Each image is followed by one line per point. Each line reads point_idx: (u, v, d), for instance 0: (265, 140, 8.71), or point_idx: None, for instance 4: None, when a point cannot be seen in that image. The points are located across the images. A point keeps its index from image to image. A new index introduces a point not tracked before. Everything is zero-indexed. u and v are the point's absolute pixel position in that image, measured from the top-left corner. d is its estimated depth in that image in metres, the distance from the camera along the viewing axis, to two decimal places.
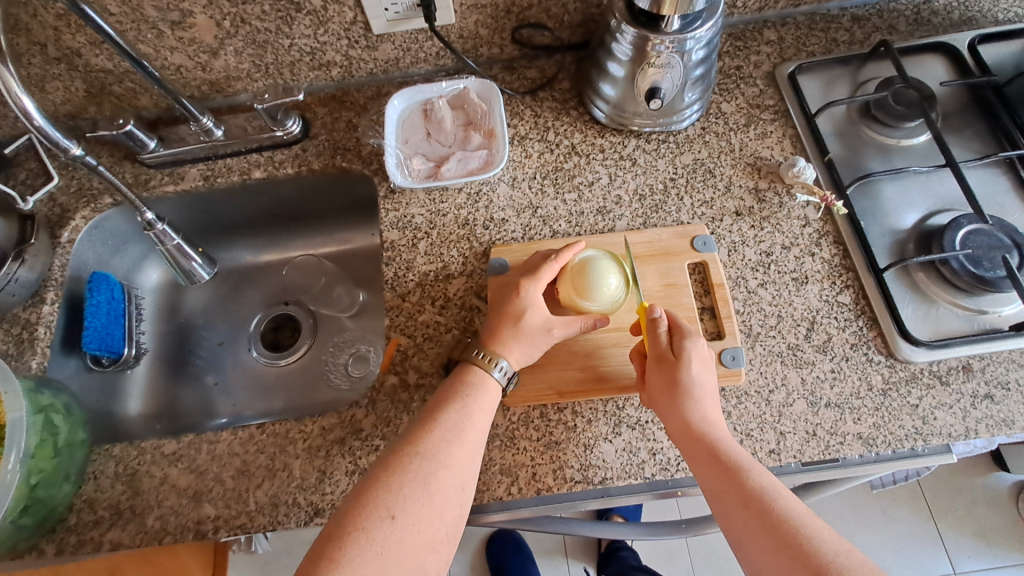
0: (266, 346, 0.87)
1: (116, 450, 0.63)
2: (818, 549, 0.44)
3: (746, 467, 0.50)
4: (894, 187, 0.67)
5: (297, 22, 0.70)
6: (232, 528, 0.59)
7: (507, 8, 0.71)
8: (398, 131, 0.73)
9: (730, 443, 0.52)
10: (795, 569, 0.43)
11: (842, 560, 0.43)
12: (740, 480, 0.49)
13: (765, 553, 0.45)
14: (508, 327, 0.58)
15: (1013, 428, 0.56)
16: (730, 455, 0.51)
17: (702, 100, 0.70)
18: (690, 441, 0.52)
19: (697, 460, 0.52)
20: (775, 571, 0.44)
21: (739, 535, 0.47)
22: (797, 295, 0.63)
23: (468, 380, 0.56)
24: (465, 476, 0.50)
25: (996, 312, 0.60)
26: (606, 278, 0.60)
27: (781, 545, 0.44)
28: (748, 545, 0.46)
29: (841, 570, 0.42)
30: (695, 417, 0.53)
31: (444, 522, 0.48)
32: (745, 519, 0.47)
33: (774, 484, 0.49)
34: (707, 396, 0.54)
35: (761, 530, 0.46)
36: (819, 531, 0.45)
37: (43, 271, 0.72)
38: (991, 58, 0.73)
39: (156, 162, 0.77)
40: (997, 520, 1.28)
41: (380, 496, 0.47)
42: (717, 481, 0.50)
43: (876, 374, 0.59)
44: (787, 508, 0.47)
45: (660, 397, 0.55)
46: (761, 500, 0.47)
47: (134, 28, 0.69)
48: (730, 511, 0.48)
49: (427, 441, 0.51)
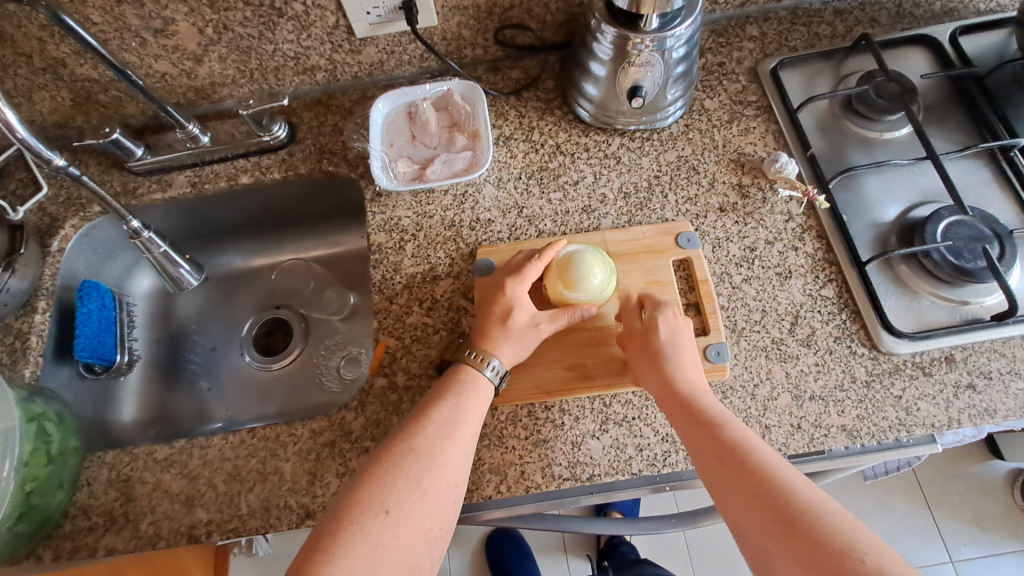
0: (258, 350, 0.88)
1: (109, 457, 0.64)
2: (793, 497, 0.44)
3: (724, 421, 0.51)
4: (877, 180, 0.67)
5: (279, 27, 0.70)
6: (224, 532, 0.59)
7: (489, 10, 0.72)
8: (383, 134, 0.74)
9: (710, 401, 0.53)
10: (767, 515, 0.44)
11: (817, 508, 0.43)
12: (716, 434, 0.50)
13: (740, 501, 0.46)
14: (495, 325, 0.58)
15: (995, 417, 0.57)
16: (709, 411, 0.52)
17: (685, 97, 0.70)
18: (669, 399, 0.54)
19: (677, 416, 0.53)
20: (750, 520, 0.45)
21: (716, 486, 0.48)
22: (781, 290, 0.63)
23: (460, 378, 0.56)
24: (458, 474, 0.51)
25: (978, 303, 0.60)
26: (592, 269, 0.60)
27: (756, 494, 0.45)
28: (725, 496, 0.47)
29: (812, 516, 0.43)
30: (673, 377, 0.55)
31: (437, 517, 0.48)
32: (721, 471, 0.48)
33: (752, 439, 0.50)
34: (685, 358, 0.56)
35: (736, 480, 0.47)
36: (795, 482, 0.45)
37: (34, 280, 0.72)
38: (972, 49, 0.73)
39: (144, 170, 0.78)
40: (993, 508, 1.29)
41: (374, 492, 0.47)
42: (695, 435, 0.51)
43: (860, 366, 0.59)
44: (763, 459, 0.47)
45: (638, 364, 0.57)
46: (737, 453, 0.48)
47: (117, 37, 0.69)
48: (708, 464, 0.49)
49: (421, 438, 0.51)
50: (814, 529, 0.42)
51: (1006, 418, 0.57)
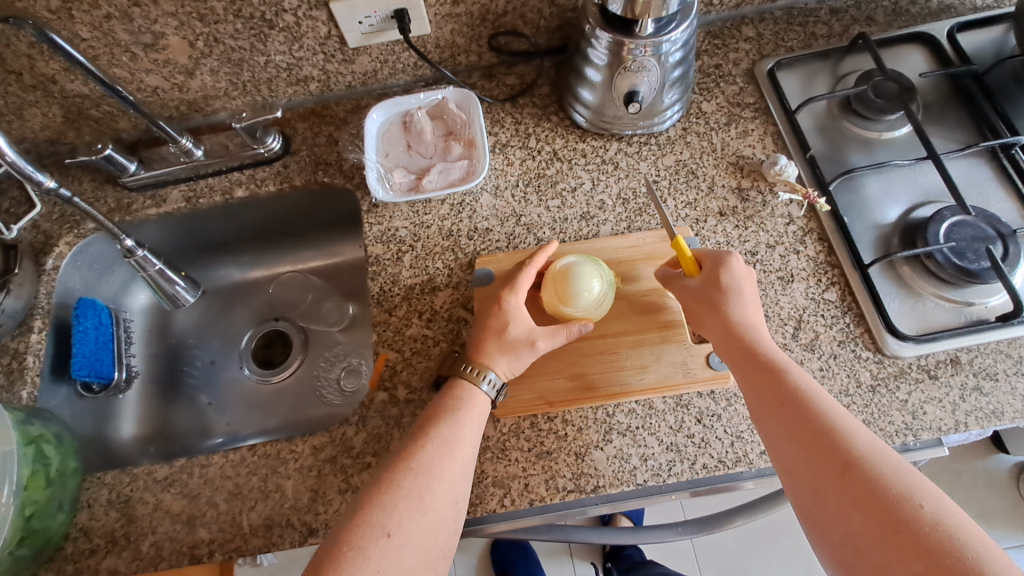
0: (257, 363, 0.87)
1: (109, 477, 0.63)
2: (852, 444, 0.44)
3: (786, 367, 0.50)
4: (877, 181, 0.66)
5: (271, 38, 0.69)
6: (226, 551, 0.59)
7: (483, 17, 0.71)
8: (378, 144, 0.73)
9: (771, 345, 0.53)
10: (826, 460, 0.44)
11: (878, 456, 0.43)
12: (779, 378, 0.49)
13: (796, 443, 0.46)
14: (492, 338, 0.57)
15: (1002, 419, 0.56)
16: (770, 356, 0.51)
17: (682, 101, 0.70)
18: (729, 342, 0.54)
19: (736, 359, 0.53)
20: (806, 462, 0.45)
21: (771, 428, 0.48)
22: (783, 294, 0.62)
23: (457, 394, 0.55)
24: (459, 491, 0.50)
25: (983, 304, 0.59)
26: (591, 282, 0.60)
27: (815, 438, 0.45)
28: (780, 438, 0.47)
29: (871, 464, 0.43)
30: (732, 323, 0.54)
31: (439, 537, 0.47)
32: (778, 413, 0.48)
33: (812, 385, 0.49)
34: (750, 305, 0.55)
35: (795, 424, 0.47)
36: (855, 429, 0.45)
37: (30, 300, 0.71)
38: (969, 46, 0.73)
39: (138, 185, 0.77)
40: (999, 502, 1.29)
41: (374, 515, 0.46)
42: (755, 376, 0.51)
43: (864, 371, 0.59)
44: (825, 405, 0.47)
45: (698, 312, 0.57)
46: (798, 398, 0.48)
47: (107, 52, 0.68)
48: (766, 406, 0.49)
49: (420, 456, 0.50)
50: (873, 476, 0.42)
51: (1014, 420, 0.56)
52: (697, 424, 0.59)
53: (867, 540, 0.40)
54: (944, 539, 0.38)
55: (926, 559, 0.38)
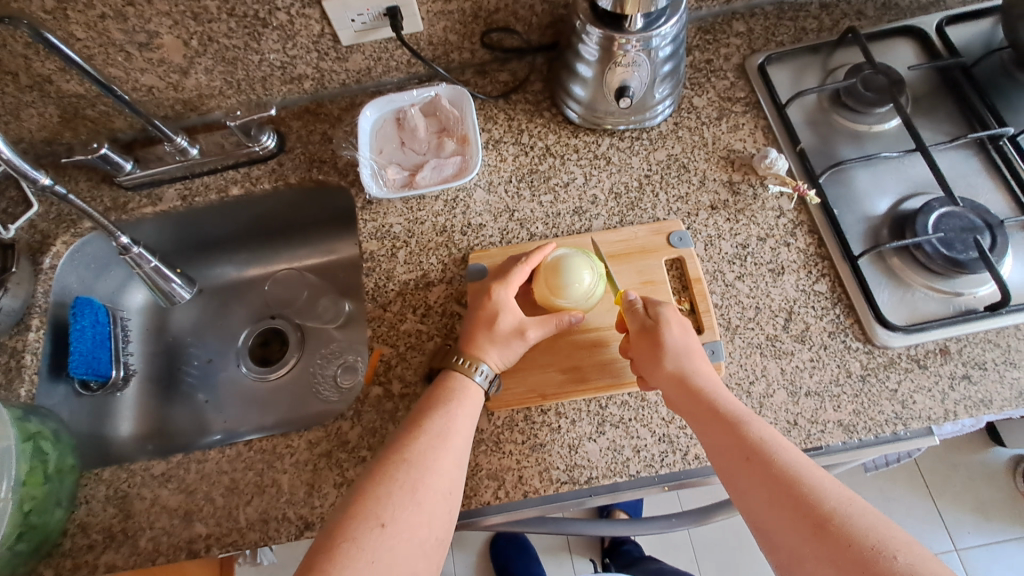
0: (255, 361, 0.87)
1: (106, 474, 0.64)
2: (821, 498, 0.43)
3: (745, 421, 0.50)
4: (867, 173, 0.67)
5: (264, 37, 0.70)
6: (223, 545, 0.59)
7: (475, 14, 0.71)
8: (372, 141, 0.73)
9: (728, 399, 0.53)
10: (797, 519, 0.43)
11: (847, 508, 0.43)
12: (740, 433, 0.49)
13: (767, 502, 0.45)
14: (483, 329, 0.58)
15: (991, 407, 0.57)
16: (728, 411, 0.51)
17: (673, 96, 0.70)
18: (684, 398, 0.53)
19: (695, 415, 0.52)
20: (778, 522, 0.44)
21: (739, 488, 0.47)
22: (774, 286, 0.63)
23: (450, 386, 0.56)
24: (452, 482, 0.51)
25: (971, 294, 0.60)
26: (581, 274, 0.60)
27: (783, 495, 0.44)
28: (750, 497, 0.46)
29: (843, 518, 0.42)
30: (684, 374, 0.54)
31: (434, 527, 0.48)
32: (744, 473, 0.47)
33: (774, 437, 0.49)
34: (696, 356, 0.56)
35: (762, 482, 0.46)
36: (822, 481, 0.45)
37: (27, 298, 0.72)
38: (958, 39, 0.73)
39: (134, 184, 0.77)
40: (995, 495, 1.29)
41: (369, 506, 0.47)
42: (717, 435, 0.50)
43: (854, 361, 0.59)
44: (787, 459, 0.46)
45: (647, 364, 0.56)
46: (760, 452, 0.47)
47: (102, 52, 0.69)
48: (731, 466, 0.48)
49: (413, 448, 0.51)
50: (845, 531, 0.41)
51: (1003, 408, 0.57)
52: None
53: None
54: None
55: None
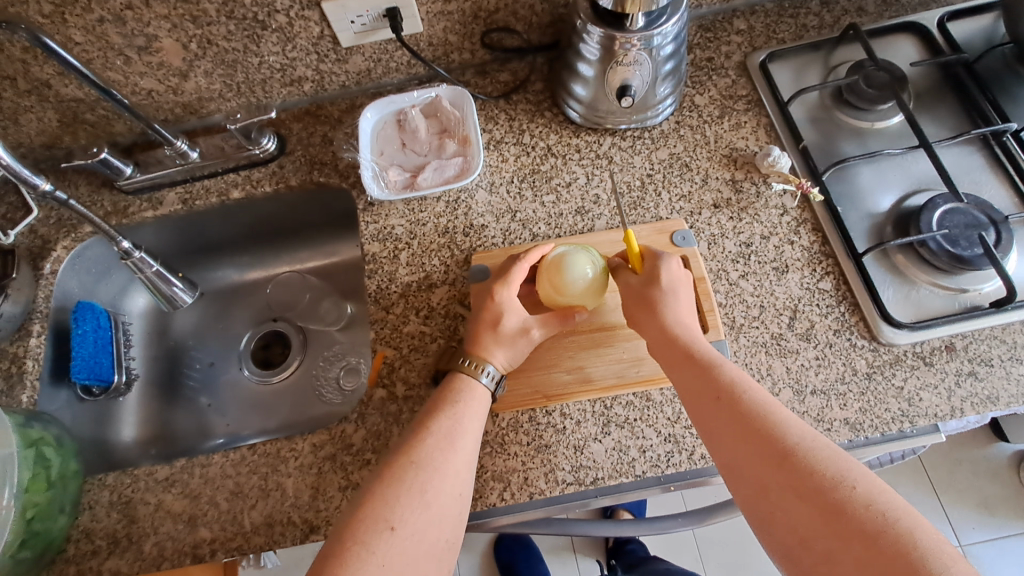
0: (257, 364, 0.87)
1: (110, 479, 0.63)
2: (786, 433, 0.44)
3: (719, 363, 0.50)
4: (870, 171, 0.67)
5: (264, 39, 0.70)
6: (228, 550, 0.59)
7: (475, 14, 0.71)
8: (373, 142, 0.73)
9: (703, 343, 0.53)
10: (763, 452, 0.44)
11: (810, 444, 0.44)
12: (713, 374, 0.49)
13: (735, 438, 0.46)
14: (487, 331, 0.58)
15: (998, 404, 0.57)
16: (704, 353, 0.51)
17: (674, 94, 0.70)
18: (663, 343, 0.53)
19: (670, 358, 0.53)
20: (746, 455, 0.44)
21: (710, 425, 0.48)
22: (778, 284, 0.63)
23: (456, 386, 0.56)
24: (463, 483, 0.50)
25: (977, 290, 0.60)
26: (583, 268, 0.60)
27: (751, 430, 0.45)
28: (720, 433, 0.47)
29: (806, 451, 0.43)
30: (667, 321, 0.54)
31: (445, 529, 0.48)
32: (714, 410, 0.48)
33: (745, 378, 0.50)
34: (681, 305, 0.56)
35: (732, 419, 0.46)
36: (788, 419, 0.46)
37: (28, 304, 0.71)
38: (960, 35, 0.73)
39: (134, 188, 0.77)
40: (1000, 492, 1.29)
41: (378, 509, 0.47)
42: (691, 376, 0.50)
43: (860, 359, 0.59)
44: (756, 398, 0.47)
45: (637, 312, 0.57)
46: (731, 391, 0.48)
47: (101, 56, 0.69)
48: (702, 405, 0.49)
49: (421, 449, 0.50)
50: (808, 463, 0.42)
51: (1009, 405, 0.57)
52: None
53: (812, 530, 0.40)
54: (881, 519, 0.39)
55: (868, 543, 0.38)
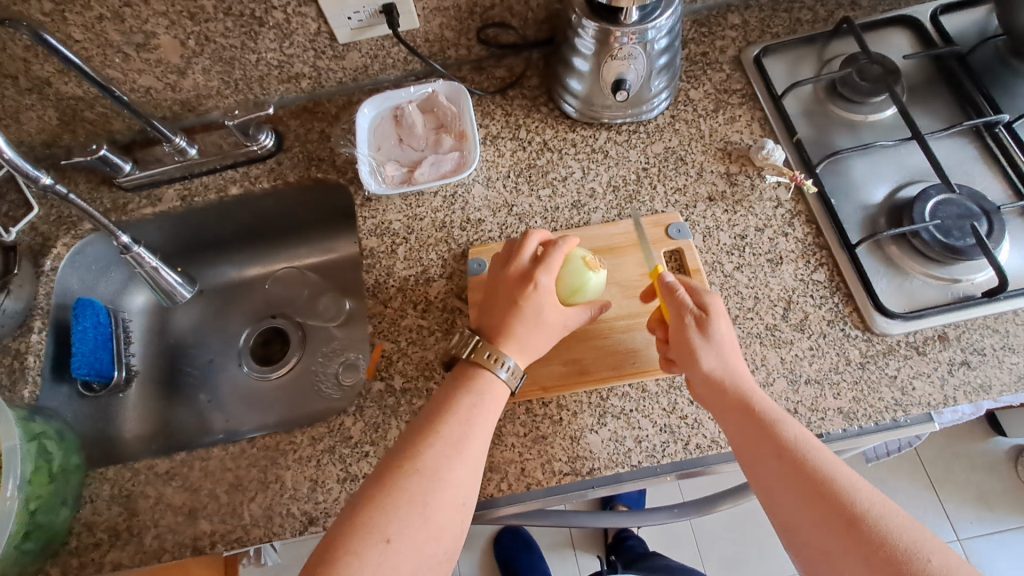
0: (256, 360, 0.87)
1: (110, 473, 0.64)
2: (854, 499, 0.43)
3: (779, 420, 0.49)
4: (863, 163, 0.67)
5: (261, 36, 0.70)
6: (228, 542, 0.59)
7: (470, 10, 0.71)
8: (370, 138, 0.74)
9: (760, 394, 0.52)
10: (830, 518, 0.43)
11: (878, 510, 0.43)
12: (773, 433, 0.48)
13: (798, 501, 0.45)
14: (526, 326, 0.56)
15: (990, 392, 0.57)
16: (762, 409, 0.50)
17: (669, 88, 0.71)
18: (714, 392, 0.52)
19: (723, 409, 0.52)
20: (810, 521, 0.44)
21: (769, 485, 0.47)
22: (772, 276, 0.63)
23: (471, 388, 0.54)
24: (465, 494, 0.49)
25: (969, 280, 0.60)
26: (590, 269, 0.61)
27: (816, 495, 0.44)
28: (780, 495, 0.46)
29: (876, 520, 0.42)
30: (720, 370, 0.53)
31: (443, 541, 0.47)
32: (770, 466, 0.47)
33: (806, 437, 0.48)
34: (730, 350, 0.54)
35: (795, 480, 0.45)
36: (855, 483, 0.45)
37: (29, 300, 0.72)
38: (952, 28, 0.74)
39: (133, 185, 0.78)
40: (998, 485, 1.29)
41: (375, 518, 0.45)
42: (744, 430, 0.50)
43: (853, 349, 0.59)
44: (820, 459, 0.46)
45: (682, 354, 0.54)
46: (794, 451, 0.47)
47: (100, 54, 0.69)
48: (757, 460, 0.48)
49: (426, 457, 0.49)
50: (876, 531, 0.41)
51: (1001, 393, 0.57)
52: (690, 406, 0.60)
53: None
54: None
55: None
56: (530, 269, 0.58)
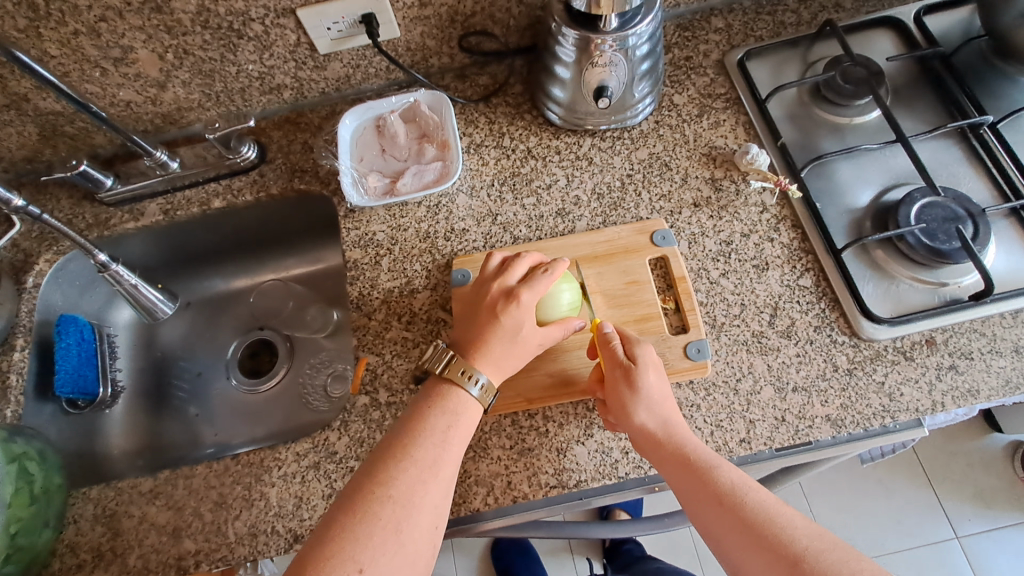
0: (244, 372, 0.87)
1: (94, 493, 0.63)
2: (794, 537, 0.45)
3: (715, 465, 0.50)
4: (848, 166, 0.67)
5: (240, 48, 0.69)
6: (213, 561, 0.59)
7: (451, 18, 0.71)
8: (352, 149, 0.73)
9: (694, 442, 0.52)
10: (774, 560, 0.44)
11: (817, 546, 0.44)
12: (711, 478, 0.49)
13: (743, 546, 0.45)
14: (504, 343, 0.56)
15: (978, 397, 0.57)
16: (698, 455, 0.51)
17: (653, 93, 0.70)
18: (652, 445, 0.53)
19: (661, 461, 0.52)
20: (757, 566, 0.44)
21: (715, 531, 0.47)
22: (759, 281, 0.63)
23: (447, 406, 0.53)
24: (439, 517, 0.49)
25: (956, 283, 0.60)
26: (561, 297, 0.60)
27: (758, 538, 0.45)
28: (727, 541, 0.47)
29: (817, 555, 0.43)
30: (655, 420, 0.53)
31: (417, 566, 0.46)
32: (715, 518, 0.48)
33: (742, 478, 0.50)
34: (662, 401, 0.54)
35: (737, 525, 0.46)
36: (792, 520, 0.46)
37: (11, 318, 0.72)
38: (936, 29, 0.73)
39: (115, 201, 0.77)
40: (995, 482, 1.29)
41: (348, 547, 0.44)
42: (684, 480, 0.50)
43: (840, 355, 0.59)
44: (758, 499, 0.47)
45: (617, 408, 0.55)
46: (732, 495, 0.48)
47: (77, 69, 0.68)
48: (702, 510, 0.49)
49: (400, 483, 0.48)
50: (818, 570, 0.42)
51: (989, 397, 0.57)
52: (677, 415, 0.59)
53: None
54: None
55: None
56: (515, 287, 0.57)
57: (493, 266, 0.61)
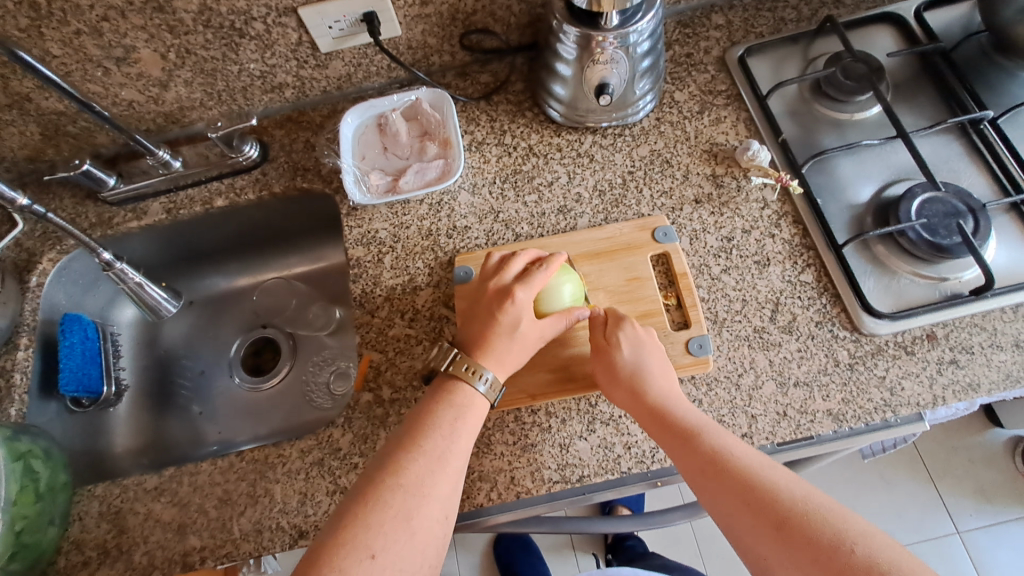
0: (247, 370, 0.87)
1: (99, 490, 0.63)
2: (780, 497, 0.45)
3: (702, 430, 0.51)
4: (849, 162, 0.67)
5: (242, 47, 0.70)
6: (218, 557, 0.59)
7: (452, 16, 0.71)
8: (354, 147, 0.73)
9: (683, 407, 0.53)
10: (757, 519, 0.44)
11: (805, 506, 0.44)
12: (696, 442, 0.50)
13: (730, 507, 0.46)
14: (503, 339, 0.56)
15: (978, 391, 0.57)
16: (685, 420, 0.52)
17: (654, 90, 0.70)
18: (641, 412, 0.54)
19: (652, 427, 0.53)
20: (744, 526, 0.45)
21: (704, 493, 0.49)
22: (760, 277, 0.63)
23: (455, 400, 0.53)
24: (449, 508, 0.49)
25: (957, 278, 0.60)
26: (562, 291, 0.60)
27: (744, 500, 0.46)
28: (716, 502, 0.47)
29: (803, 513, 0.43)
30: (645, 389, 0.54)
31: (427, 555, 0.46)
32: (703, 479, 0.49)
33: (730, 442, 0.50)
34: (654, 370, 0.55)
35: (723, 487, 0.47)
36: (781, 481, 0.46)
37: (15, 317, 0.72)
38: (936, 24, 0.73)
39: (117, 200, 0.77)
40: (996, 478, 1.29)
41: (360, 535, 0.45)
42: (673, 445, 0.51)
43: (842, 350, 0.59)
44: (744, 462, 0.48)
45: (605, 381, 0.56)
46: (717, 458, 0.49)
47: (80, 68, 0.68)
48: (691, 475, 0.50)
49: (410, 473, 0.48)
50: (803, 527, 0.42)
51: (990, 392, 0.57)
52: None
53: None
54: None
55: None
56: (512, 284, 0.58)
57: (491, 264, 0.61)
